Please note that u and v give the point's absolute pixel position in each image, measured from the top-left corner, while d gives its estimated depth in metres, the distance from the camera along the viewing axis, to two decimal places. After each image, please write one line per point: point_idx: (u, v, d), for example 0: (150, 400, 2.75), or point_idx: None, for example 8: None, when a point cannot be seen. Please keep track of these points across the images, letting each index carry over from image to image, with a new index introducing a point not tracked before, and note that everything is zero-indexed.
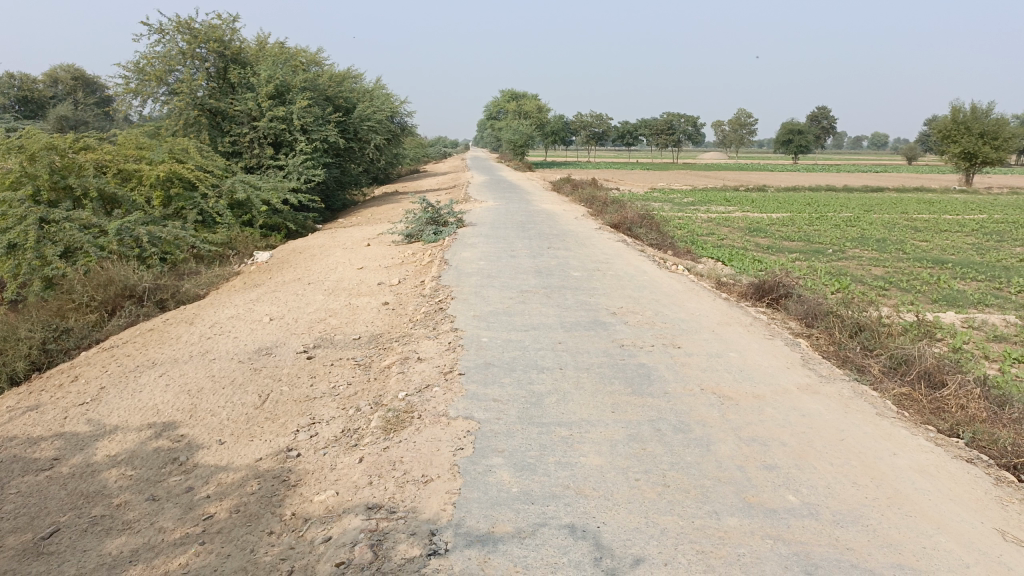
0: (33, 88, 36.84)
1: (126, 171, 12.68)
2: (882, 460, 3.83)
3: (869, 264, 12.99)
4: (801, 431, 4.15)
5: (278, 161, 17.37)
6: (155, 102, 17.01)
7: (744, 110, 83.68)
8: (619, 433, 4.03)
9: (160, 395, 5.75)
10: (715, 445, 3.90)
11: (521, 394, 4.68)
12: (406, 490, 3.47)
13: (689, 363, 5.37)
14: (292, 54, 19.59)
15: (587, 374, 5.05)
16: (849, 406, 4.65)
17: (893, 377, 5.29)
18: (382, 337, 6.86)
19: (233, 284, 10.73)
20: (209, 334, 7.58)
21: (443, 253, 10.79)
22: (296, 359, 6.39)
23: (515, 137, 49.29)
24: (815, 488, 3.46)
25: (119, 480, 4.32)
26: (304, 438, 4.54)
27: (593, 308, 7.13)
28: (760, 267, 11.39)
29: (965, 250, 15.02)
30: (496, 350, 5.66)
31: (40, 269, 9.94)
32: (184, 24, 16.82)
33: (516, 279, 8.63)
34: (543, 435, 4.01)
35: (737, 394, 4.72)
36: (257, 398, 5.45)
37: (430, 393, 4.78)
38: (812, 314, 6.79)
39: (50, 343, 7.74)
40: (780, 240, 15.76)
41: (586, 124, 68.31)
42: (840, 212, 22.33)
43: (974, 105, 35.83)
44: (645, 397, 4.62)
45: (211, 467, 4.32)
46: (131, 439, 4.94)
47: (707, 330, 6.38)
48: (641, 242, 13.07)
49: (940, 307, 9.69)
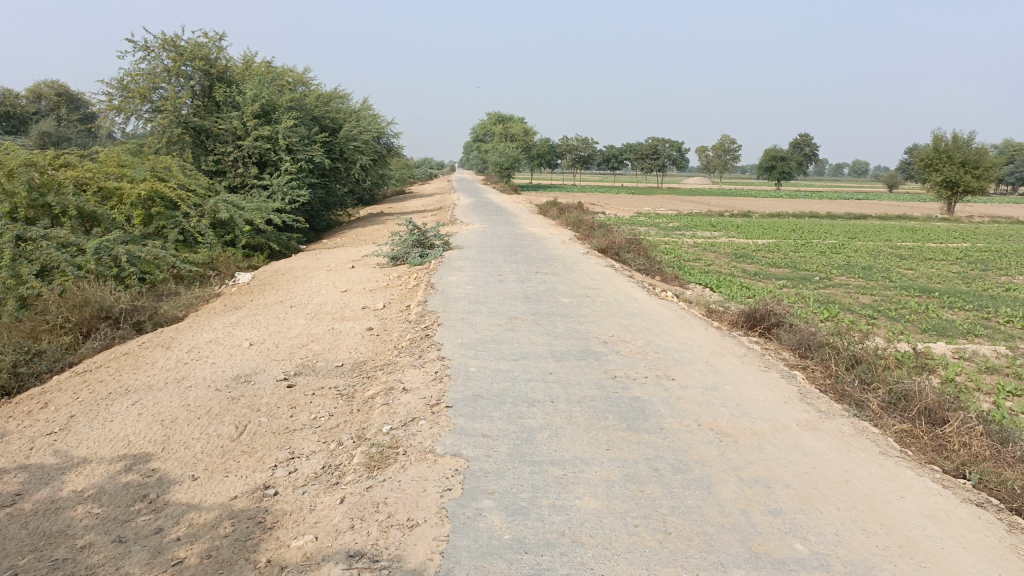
0: (16, 104, 36.51)
1: (107, 189, 12.32)
2: (890, 504, 3.67)
3: (856, 292, 12.91)
4: (803, 472, 3.98)
5: (262, 180, 17.17)
6: (139, 119, 16.80)
7: (727, 137, 84.59)
8: (615, 473, 3.84)
9: (132, 425, 5.49)
10: (716, 487, 3.72)
11: (511, 429, 4.48)
12: (391, 536, 3.25)
13: (685, 397, 5.19)
14: (279, 73, 19.47)
15: (580, 408, 4.86)
16: (851, 445, 4.49)
17: (893, 412, 5.14)
18: (365, 364, 6.63)
19: (212, 306, 10.47)
20: (186, 360, 7.31)
21: (429, 276, 10.59)
22: (276, 387, 6.14)
23: (500, 160, 49.40)
24: (822, 535, 3.29)
25: (84, 518, 4.05)
26: (283, 474, 4.31)
27: (584, 337, 6.94)
28: (749, 295, 11.27)
29: (951, 278, 15.03)
30: (484, 381, 5.46)
31: (14, 288, 9.62)
32: (169, 41, 16.68)
33: (504, 305, 8.45)
34: (535, 475, 3.81)
35: (735, 430, 4.55)
36: (233, 430, 5.21)
37: (416, 427, 4.57)
38: (805, 345, 6.65)
39: (22, 367, 7.44)
40: (767, 266, 15.69)
41: (571, 148, 68.63)
42: (825, 238, 22.39)
43: (956, 134, 36.23)
44: (641, 433, 4.43)
45: (182, 506, 4.07)
46: (99, 473, 4.67)
47: (701, 361, 6.22)
48: (629, 267, 12.94)
49: (929, 337, 9.60)
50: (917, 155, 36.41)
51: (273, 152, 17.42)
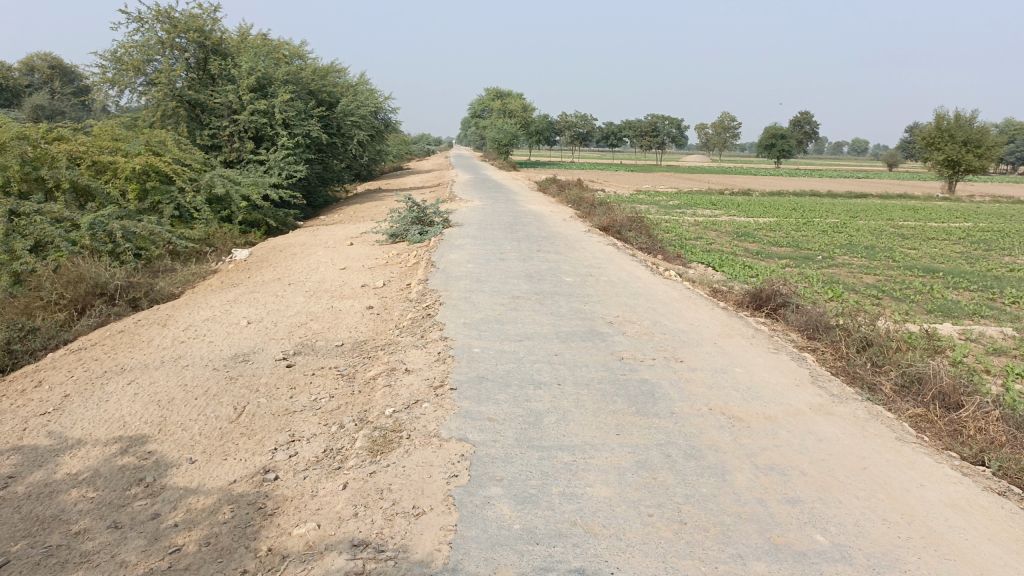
0: (9, 76, 36.04)
1: (101, 163, 12.10)
2: (911, 494, 3.56)
3: (859, 271, 12.77)
4: (820, 458, 3.88)
5: (258, 155, 16.94)
6: (133, 92, 16.52)
7: (727, 115, 84.03)
8: (626, 460, 3.73)
9: (128, 405, 5.36)
10: (731, 474, 3.61)
11: (518, 412, 4.36)
12: (396, 525, 3.13)
13: (695, 380, 5.07)
14: (275, 46, 19.14)
15: (587, 391, 4.74)
16: (866, 430, 4.38)
17: (906, 396, 5.02)
18: (366, 344, 6.51)
19: (209, 283, 10.32)
20: (183, 338, 7.18)
21: (430, 254, 10.44)
22: (274, 367, 6.02)
23: (498, 136, 48.89)
24: (843, 526, 3.18)
25: (78, 502, 3.92)
26: (283, 458, 4.19)
27: (588, 317, 6.82)
28: (752, 274, 11.12)
29: (954, 258, 14.90)
30: (489, 362, 5.34)
31: (8, 264, 9.44)
32: (164, 13, 16.34)
33: (506, 284, 8.30)
34: (544, 461, 3.69)
35: (747, 415, 4.44)
36: (232, 411, 5.09)
37: (420, 410, 4.45)
38: (814, 326, 6.52)
39: (16, 344, 7.30)
40: (769, 246, 15.54)
41: (570, 124, 68.13)
42: (827, 217, 22.21)
43: (958, 112, 35.83)
44: (651, 417, 4.32)
45: (180, 490, 3.95)
46: (94, 455, 4.55)
47: (709, 342, 6.10)
48: (631, 246, 12.79)
49: (935, 318, 9.47)
50: (919, 133, 36.13)
51: (269, 127, 17.16)
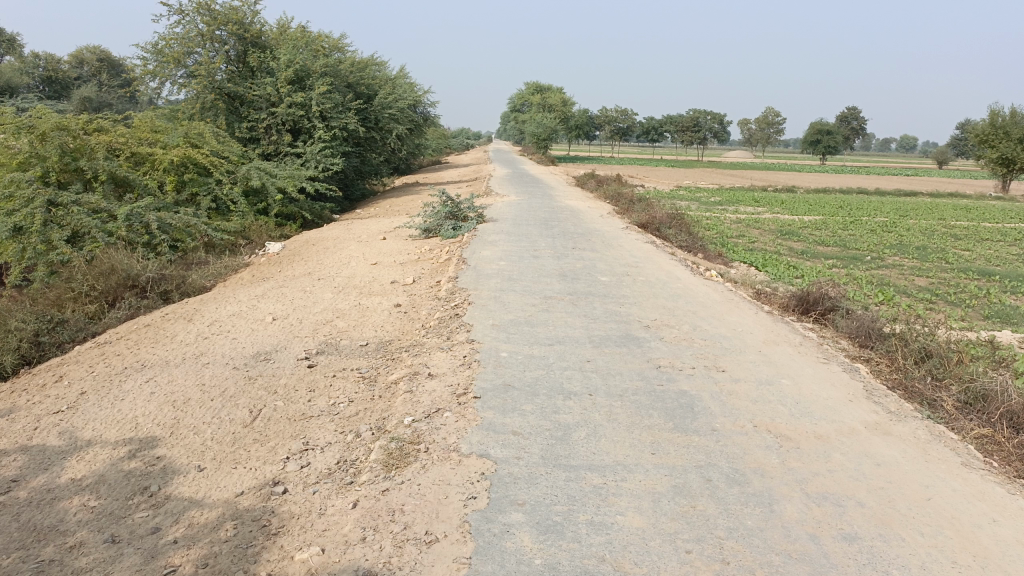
0: (58, 69, 36.81)
1: (140, 154, 12.10)
2: (982, 531, 3.17)
3: (909, 273, 12.15)
4: (878, 487, 3.51)
5: (296, 148, 16.85)
6: (173, 84, 16.52)
7: (771, 111, 82.37)
8: (662, 484, 3.39)
9: (142, 405, 5.16)
10: (779, 504, 3.25)
11: (546, 426, 4.04)
12: (405, 553, 2.85)
13: (737, 393, 4.69)
14: (313, 39, 19.04)
15: (621, 403, 4.41)
16: (929, 453, 3.98)
17: (969, 415, 4.58)
18: (391, 344, 6.26)
19: (241, 277, 10.18)
20: (207, 334, 7.00)
21: (462, 250, 10.17)
22: (295, 367, 5.80)
23: (537, 130, 48.40)
24: (906, 570, 2.81)
25: (79, 512, 3.72)
26: (294, 469, 3.93)
27: (624, 320, 6.47)
28: (796, 275, 10.63)
29: (1011, 260, 14.17)
30: (517, 368, 5.03)
31: (44, 254, 9.42)
32: (204, 5, 16.29)
33: (539, 283, 7.99)
34: (571, 483, 3.37)
35: (797, 434, 4.07)
36: (247, 414, 4.85)
37: (441, 419, 4.16)
38: (866, 334, 6.07)
39: (44, 336, 7.21)
40: (815, 245, 14.97)
41: (610, 119, 67.33)
42: (875, 216, 21.42)
43: (1014, 108, 34.27)
44: (690, 434, 3.97)
45: (184, 502, 3.72)
46: (102, 459, 4.35)
47: (753, 350, 5.72)
48: (670, 243, 12.37)
49: (993, 325, 8.91)
50: (971, 130, 34.74)
51: (306, 120, 17.04)
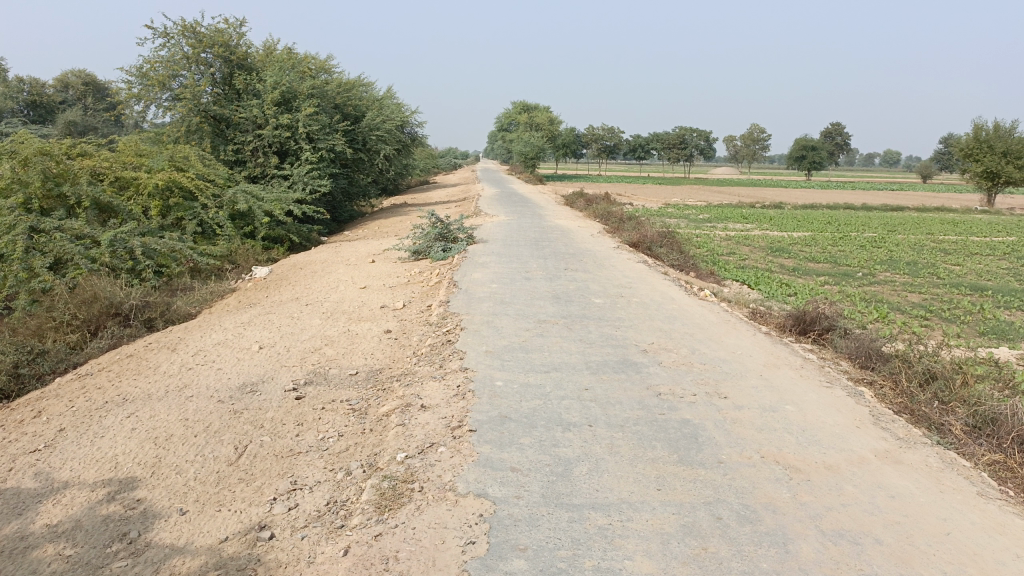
0: (43, 93, 36.60)
1: (124, 179, 11.91)
2: (1007, 567, 3.01)
3: (902, 289, 12.08)
4: (895, 522, 3.35)
5: (283, 170, 16.69)
6: (158, 107, 16.36)
7: (756, 127, 83.00)
8: (670, 523, 3.22)
9: (123, 442, 4.95)
10: (794, 544, 3.09)
11: (545, 461, 3.87)
12: None
13: (742, 421, 4.54)
14: (300, 60, 18.97)
15: (622, 435, 4.24)
16: (943, 483, 3.83)
17: (978, 439, 4.44)
18: (381, 373, 6.08)
19: (228, 303, 9.97)
20: (191, 364, 6.79)
21: (452, 273, 10.01)
22: (283, 398, 5.61)
23: (525, 149, 48.44)
24: None
25: (53, 562, 3.50)
26: (281, 511, 3.74)
27: (621, 344, 6.32)
28: (790, 293, 10.52)
29: (1002, 274, 14.15)
30: (513, 398, 4.86)
31: (26, 282, 9.19)
32: (189, 28, 16.20)
33: (532, 306, 7.84)
34: (574, 525, 3.20)
35: (807, 465, 3.91)
36: (232, 451, 4.65)
37: (436, 455, 3.98)
38: (867, 355, 5.94)
39: (23, 368, 6.97)
40: (806, 261, 14.90)
41: (597, 137, 67.58)
42: (864, 231, 21.44)
43: (998, 121, 34.55)
44: (696, 467, 3.81)
45: (165, 550, 3.52)
46: (79, 502, 4.14)
47: (754, 374, 5.58)
48: (662, 262, 12.26)
49: (990, 341, 8.82)
50: (956, 145, 35.00)
51: (293, 141, 16.90)
